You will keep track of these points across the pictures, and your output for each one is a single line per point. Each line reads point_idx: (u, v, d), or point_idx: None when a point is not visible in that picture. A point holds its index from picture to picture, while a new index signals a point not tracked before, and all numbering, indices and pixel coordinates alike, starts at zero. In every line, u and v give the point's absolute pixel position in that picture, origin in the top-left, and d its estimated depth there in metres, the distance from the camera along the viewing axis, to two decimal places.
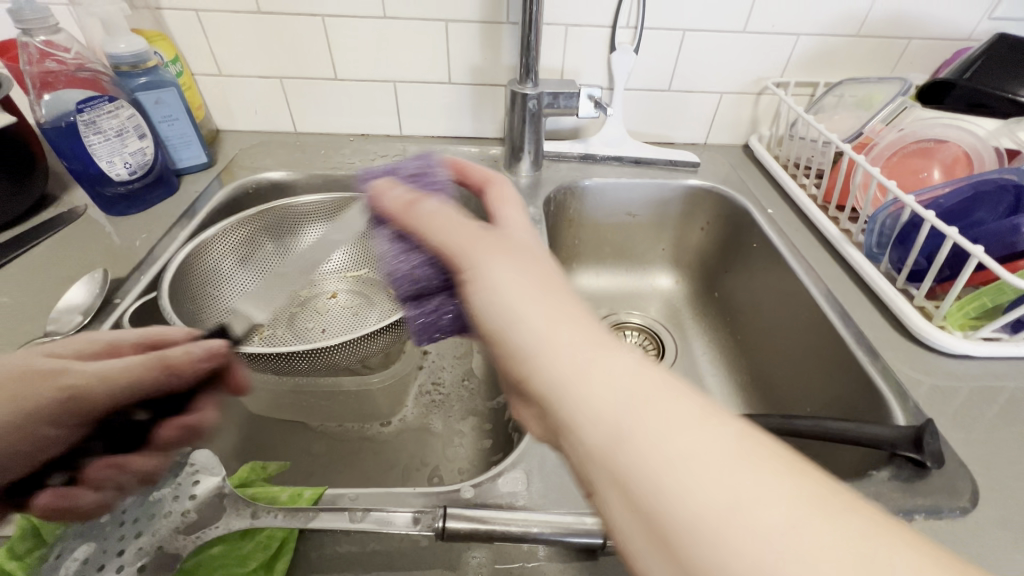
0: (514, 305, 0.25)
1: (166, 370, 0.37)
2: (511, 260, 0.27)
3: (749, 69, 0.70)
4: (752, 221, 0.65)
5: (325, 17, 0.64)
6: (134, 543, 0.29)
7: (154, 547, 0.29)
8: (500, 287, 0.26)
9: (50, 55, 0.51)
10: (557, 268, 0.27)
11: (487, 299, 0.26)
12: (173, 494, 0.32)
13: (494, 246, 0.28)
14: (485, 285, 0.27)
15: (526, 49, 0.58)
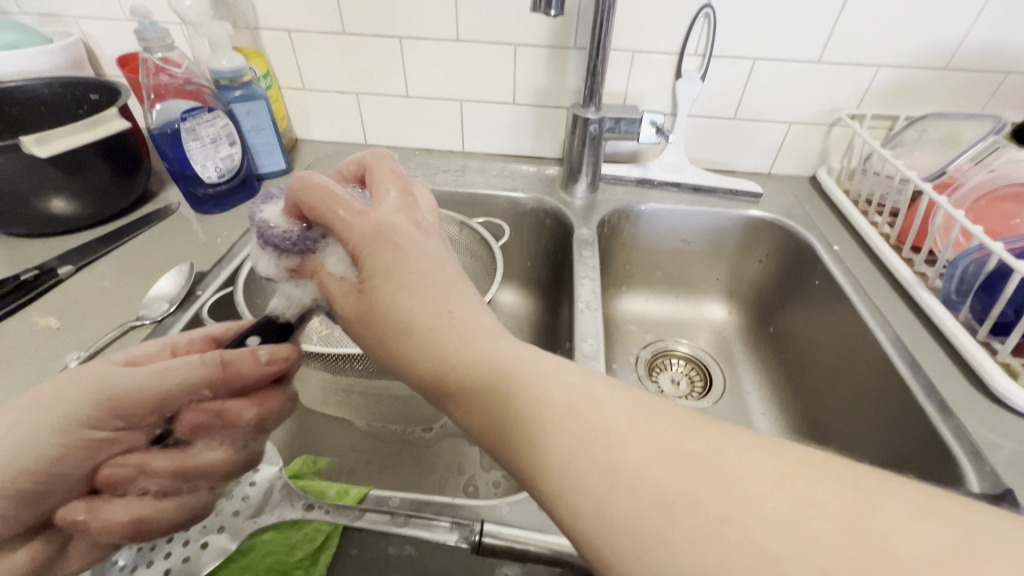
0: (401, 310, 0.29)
1: (229, 379, 0.31)
2: (393, 259, 0.30)
3: (822, 100, 0.68)
4: (816, 257, 0.62)
5: (402, 38, 0.68)
6: (201, 521, 0.33)
7: (218, 526, 0.33)
8: (366, 293, 0.30)
9: (165, 69, 0.57)
10: (422, 257, 0.31)
11: (361, 312, 0.31)
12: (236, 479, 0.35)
13: (378, 248, 0.30)
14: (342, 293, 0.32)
15: (591, 74, 0.59)
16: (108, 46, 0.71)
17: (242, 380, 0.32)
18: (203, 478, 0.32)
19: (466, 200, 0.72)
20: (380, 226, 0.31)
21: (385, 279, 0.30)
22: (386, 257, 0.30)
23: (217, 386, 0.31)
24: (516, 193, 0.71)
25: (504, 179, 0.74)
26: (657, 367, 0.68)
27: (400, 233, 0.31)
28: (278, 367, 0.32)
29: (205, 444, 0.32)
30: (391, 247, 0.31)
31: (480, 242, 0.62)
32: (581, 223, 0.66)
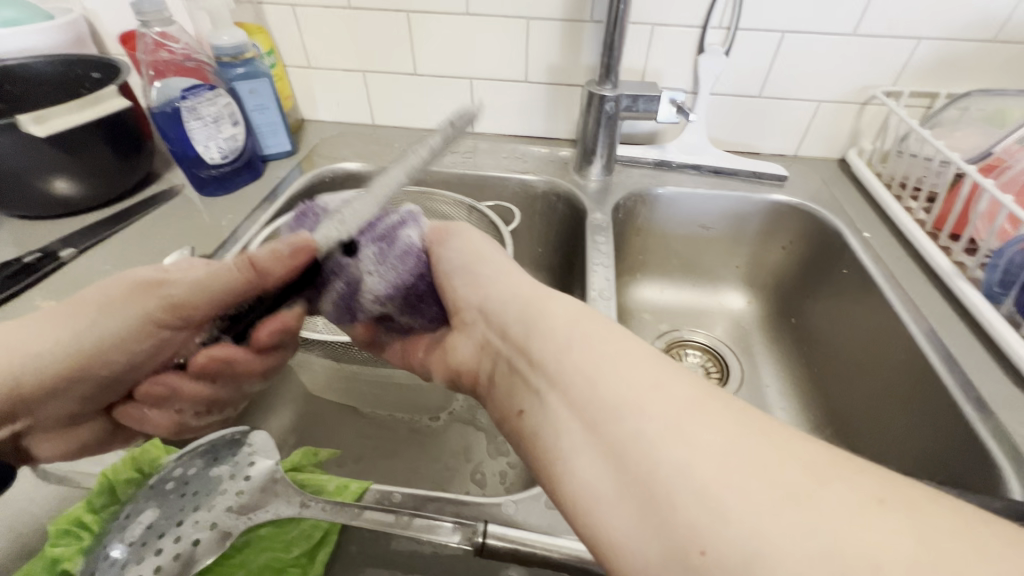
0: (507, 365, 0.30)
1: (261, 280, 0.37)
2: (490, 299, 0.34)
3: (856, 77, 0.64)
4: (845, 244, 0.58)
5: (410, 13, 0.65)
6: (194, 517, 0.30)
7: (211, 522, 0.30)
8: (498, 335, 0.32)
9: (164, 45, 0.55)
10: (505, 292, 0.34)
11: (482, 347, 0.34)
12: (230, 472, 0.32)
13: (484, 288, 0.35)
14: (468, 350, 0.36)
15: (607, 48, 0.56)
16: (111, 23, 0.70)
17: (273, 281, 0.36)
18: (238, 377, 0.41)
19: (476, 184, 0.70)
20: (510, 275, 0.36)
21: (502, 329, 0.32)
22: (499, 290, 0.34)
23: (251, 286, 0.37)
24: (527, 175, 0.68)
25: (515, 161, 0.71)
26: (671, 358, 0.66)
27: (507, 283, 0.35)
28: (298, 263, 0.36)
29: (235, 387, 0.42)
30: (497, 286, 0.35)
31: (490, 226, 0.60)
32: (594, 207, 0.63)
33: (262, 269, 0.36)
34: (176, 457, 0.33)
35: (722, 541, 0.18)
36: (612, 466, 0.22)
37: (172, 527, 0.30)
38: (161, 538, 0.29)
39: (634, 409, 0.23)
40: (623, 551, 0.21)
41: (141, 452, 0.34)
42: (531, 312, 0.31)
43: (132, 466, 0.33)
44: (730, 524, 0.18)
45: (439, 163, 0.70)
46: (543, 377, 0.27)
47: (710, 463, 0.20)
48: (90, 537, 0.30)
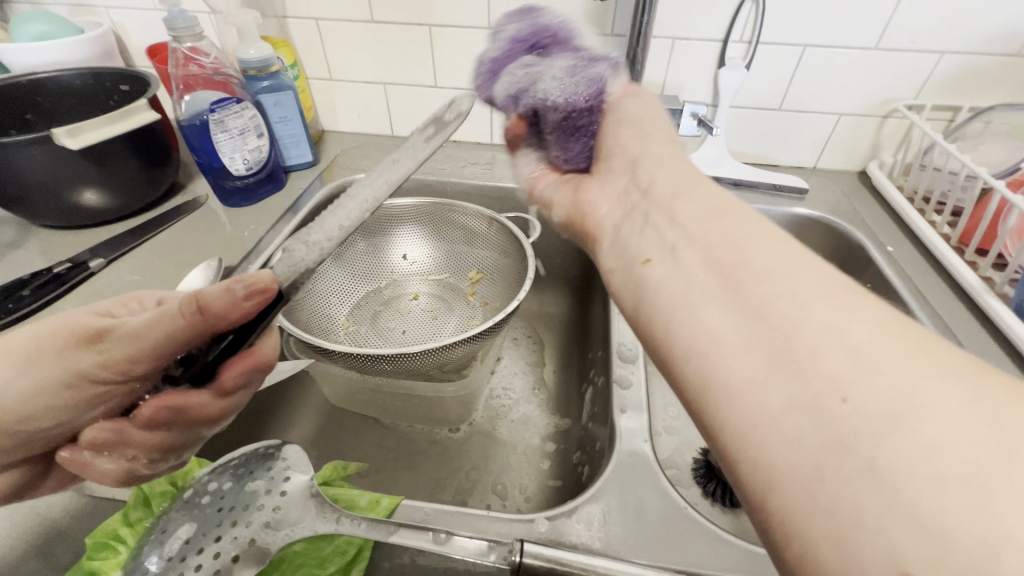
0: (644, 242, 0.29)
1: (213, 321, 0.28)
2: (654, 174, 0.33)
3: (878, 90, 0.63)
4: (869, 258, 0.58)
5: (431, 26, 0.66)
6: (232, 532, 0.30)
7: (249, 538, 0.30)
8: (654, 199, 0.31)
9: (194, 59, 0.55)
10: (676, 179, 0.31)
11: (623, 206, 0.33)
12: (266, 487, 0.32)
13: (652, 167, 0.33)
14: (613, 192, 0.35)
15: (630, 62, 0.56)
16: (138, 35, 0.71)
17: (227, 324, 0.28)
18: (193, 425, 0.32)
19: (496, 195, 0.70)
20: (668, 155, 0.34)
21: (659, 201, 0.31)
22: (668, 173, 0.32)
23: (204, 329, 0.28)
24: None
25: None
26: None
27: (678, 159, 0.33)
28: (258, 301, 0.29)
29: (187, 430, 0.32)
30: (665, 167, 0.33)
31: (510, 239, 0.60)
32: None
33: (218, 309, 0.27)
34: (209, 469, 0.33)
35: (895, 465, 0.17)
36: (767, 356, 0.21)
37: (211, 542, 0.29)
38: (200, 553, 0.29)
39: (809, 309, 0.21)
40: (747, 425, 0.20)
41: (174, 466, 0.34)
42: (708, 204, 0.29)
43: (166, 480, 0.33)
44: (903, 462, 0.16)
45: (459, 174, 0.71)
46: (694, 260, 0.26)
47: (903, 378, 0.18)
48: (125, 550, 0.30)
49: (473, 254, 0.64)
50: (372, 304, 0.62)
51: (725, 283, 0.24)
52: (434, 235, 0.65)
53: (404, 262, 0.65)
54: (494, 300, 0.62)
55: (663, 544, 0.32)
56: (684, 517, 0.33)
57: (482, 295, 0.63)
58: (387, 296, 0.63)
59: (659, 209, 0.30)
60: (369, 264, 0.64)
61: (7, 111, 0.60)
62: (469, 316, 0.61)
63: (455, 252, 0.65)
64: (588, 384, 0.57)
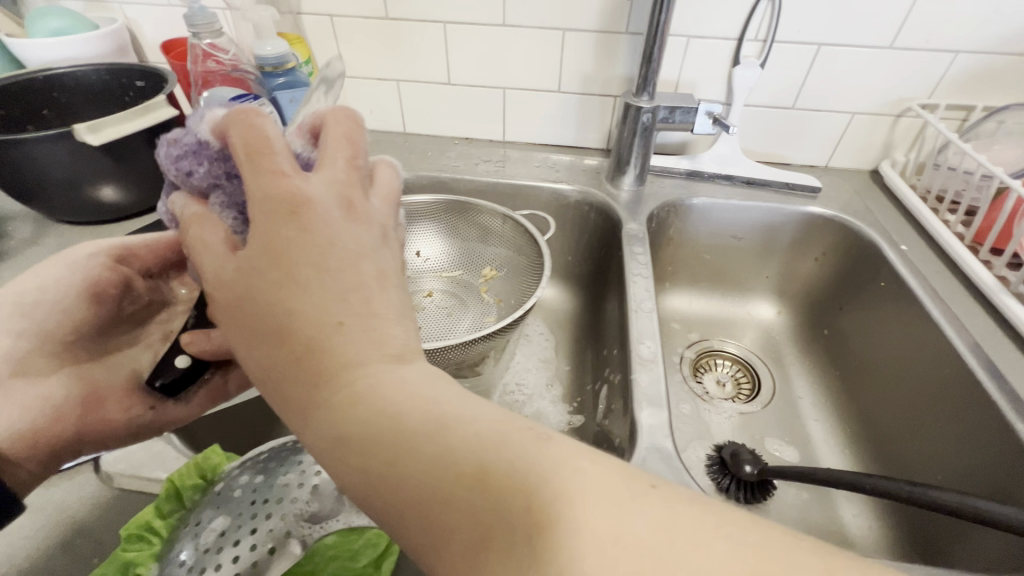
0: (348, 350, 0.23)
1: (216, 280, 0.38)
2: (277, 253, 0.24)
3: (892, 89, 0.64)
4: (882, 257, 0.58)
5: (446, 23, 0.66)
6: (267, 525, 0.32)
7: (284, 530, 0.32)
8: (267, 285, 0.24)
9: (213, 55, 0.56)
10: (333, 247, 0.25)
11: (242, 286, 0.25)
12: (297, 480, 0.33)
13: (278, 228, 0.24)
14: (224, 266, 0.27)
15: (646, 60, 0.57)
16: (152, 32, 0.71)
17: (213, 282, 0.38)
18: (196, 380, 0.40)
19: (509, 193, 0.70)
20: (283, 197, 0.25)
21: (278, 278, 0.24)
22: (268, 236, 0.25)
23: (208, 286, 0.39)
24: (560, 184, 0.68)
25: (546, 170, 0.71)
26: (702, 368, 0.66)
27: (315, 211, 0.25)
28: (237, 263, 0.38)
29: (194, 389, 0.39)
30: (273, 237, 0.25)
31: (525, 237, 0.61)
32: (629, 217, 0.63)
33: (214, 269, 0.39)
34: (239, 463, 0.34)
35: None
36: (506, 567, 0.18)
37: (247, 534, 0.31)
38: (237, 545, 0.31)
39: (542, 483, 0.19)
40: None
41: (203, 459, 0.34)
42: (359, 286, 0.24)
43: (196, 473, 0.33)
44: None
45: (472, 172, 0.71)
46: (417, 476, 0.20)
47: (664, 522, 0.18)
48: (159, 542, 0.30)
49: (487, 251, 0.65)
50: None
51: (446, 454, 0.21)
52: (448, 232, 0.65)
53: (417, 259, 0.65)
54: (508, 297, 0.62)
55: None
56: None
57: (496, 292, 0.63)
58: None
59: (343, 403, 0.23)
60: None
61: (24, 107, 0.60)
62: (484, 313, 0.62)
63: (470, 249, 0.65)
64: (602, 381, 0.57)
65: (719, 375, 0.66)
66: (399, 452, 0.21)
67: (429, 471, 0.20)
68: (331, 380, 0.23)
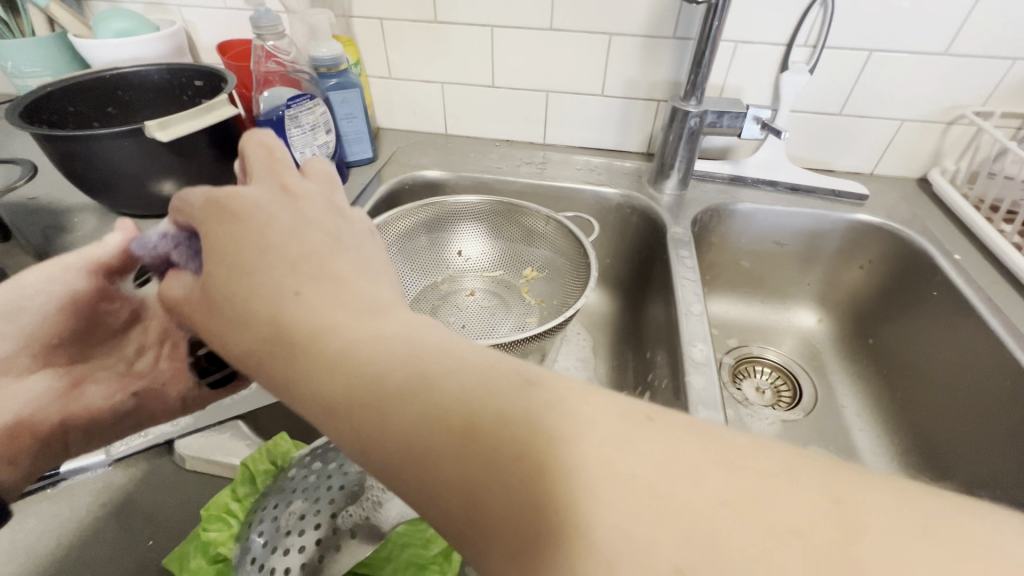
0: (311, 316, 0.23)
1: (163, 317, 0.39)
2: (228, 248, 0.26)
3: (944, 96, 0.63)
4: (934, 266, 0.57)
5: (493, 27, 0.67)
6: (347, 510, 0.31)
7: (363, 517, 0.31)
8: (230, 276, 0.25)
9: (274, 56, 0.57)
10: (272, 226, 0.26)
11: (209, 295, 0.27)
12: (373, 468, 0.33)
13: (219, 226, 0.26)
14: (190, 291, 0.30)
15: (696, 64, 0.57)
16: (208, 34, 0.73)
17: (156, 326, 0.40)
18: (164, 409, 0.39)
19: (551, 195, 0.71)
20: (220, 198, 0.27)
21: (225, 273, 0.25)
22: (213, 238, 0.26)
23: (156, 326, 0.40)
24: (603, 188, 0.69)
25: (588, 173, 0.72)
26: (740, 374, 0.66)
27: (240, 199, 0.27)
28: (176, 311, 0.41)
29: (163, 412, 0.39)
30: (220, 237, 0.26)
31: (569, 239, 0.61)
32: (673, 220, 0.63)
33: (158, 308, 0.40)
34: (308, 448, 0.34)
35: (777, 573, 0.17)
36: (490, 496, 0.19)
37: (326, 518, 0.30)
38: (318, 528, 0.30)
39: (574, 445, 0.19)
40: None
41: (273, 445, 0.35)
42: (305, 253, 0.25)
43: (268, 458, 0.34)
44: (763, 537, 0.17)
45: (514, 174, 0.71)
46: (416, 427, 0.20)
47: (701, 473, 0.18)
48: (238, 524, 0.32)
49: (529, 252, 0.65)
50: (429, 298, 0.63)
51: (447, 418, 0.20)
52: (492, 232, 0.66)
53: (459, 258, 0.66)
54: (550, 298, 0.63)
55: None
56: None
57: (538, 293, 0.64)
58: (444, 292, 0.64)
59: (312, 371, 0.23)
60: (429, 258, 0.65)
61: (91, 104, 0.62)
62: (526, 313, 0.62)
63: (513, 250, 0.66)
64: (645, 385, 0.57)
65: (759, 382, 0.66)
66: (387, 404, 0.21)
67: (406, 418, 0.21)
68: (303, 351, 0.23)
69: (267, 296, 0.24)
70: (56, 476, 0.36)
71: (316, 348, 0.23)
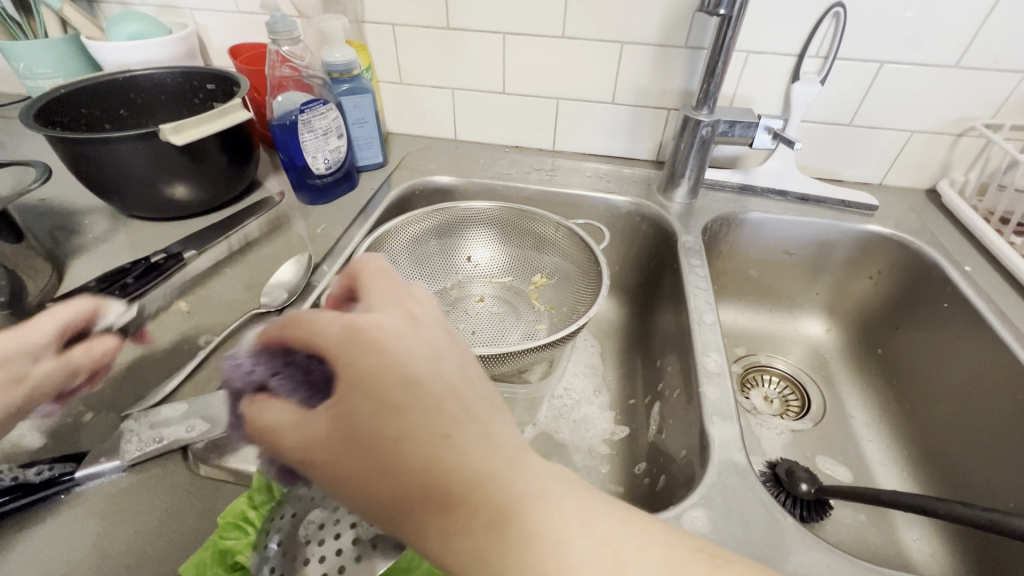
0: (460, 461, 0.24)
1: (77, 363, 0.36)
2: (370, 387, 0.25)
3: (954, 108, 0.63)
4: (946, 278, 0.57)
5: (505, 34, 0.67)
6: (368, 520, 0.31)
7: None
8: (373, 419, 0.25)
9: (288, 61, 0.57)
10: (415, 360, 0.26)
11: (336, 432, 0.25)
12: None
13: (357, 356, 0.26)
14: (285, 416, 0.27)
15: (709, 74, 0.57)
16: (220, 38, 0.74)
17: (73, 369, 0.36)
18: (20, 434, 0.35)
19: (561, 202, 0.71)
20: (357, 328, 0.27)
21: (368, 407, 0.25)
22: (349, 366, 0.26)
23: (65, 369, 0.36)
24: (613, 195, 0.69)
25: (598, 181, 0.72)
26: (749, 383, 0.66)
27: (377, 329, 0.27)
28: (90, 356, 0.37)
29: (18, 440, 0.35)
30: (358, 374, 0.25)
31: (579, 246, 0.61)
32: (684, 229, 0.63)
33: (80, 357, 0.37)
34: None
35: None
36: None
37: (347, 529, 0.30)
38: (339, 539, 0.30)
39: None
40: None
41: None
42: (452, 392, 0.26)
43: None
44: None
45: (524, 180, 0.72)
46: None
47: None
48: (255, 532, 0.31)
49: (540, 259, 0.65)
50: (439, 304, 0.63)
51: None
52: (503, 239, 0.66)
53: (470, 263, 0.66)
54: (560, 305, 0.62)
55: (767, 552, 0.33)
56: (788, 528, 0.34)
57: (547, 300, 0.64)
58: (453, 297, 0.64)
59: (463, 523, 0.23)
60: (440, 263, 0.65)
61: (103, 107, 0.63)
62: (536, 320, 0.62)
63: (524, 257, 0.66)
64: (655, 395, 0.57)
65: (767, 391, 0.66)
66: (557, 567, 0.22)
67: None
68: (455, 503, 0.23)
69: (423, 437, 0.24)
70: (69, 482, 0.35)
71: (469, 498, 0.23)
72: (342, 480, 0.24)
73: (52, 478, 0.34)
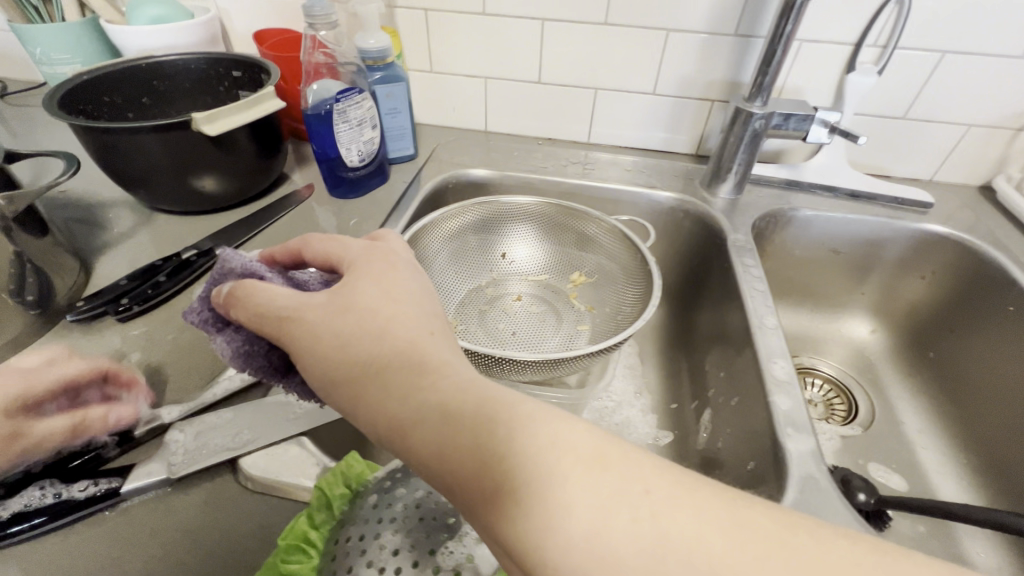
0: (438, 353, 0.30)
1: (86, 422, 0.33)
2: (381, 285, 0.32)
3: (1017, 101, 0.60)
4: (1011, 280, 0.55)
5: (544, 20, 0.64)
6: (446, 547, 0.29)
7: (464, 555, 0.29)
8: (373, 302, 0.31)
9: (323, 47, 0.55)
10: (412, 285, 0.33)
11: (330, 309, 0.31)
12: None
13: (371, 266, 0.33)
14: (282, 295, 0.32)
15: (765, 64, 0.54)
16: (243, 22, 0.70)
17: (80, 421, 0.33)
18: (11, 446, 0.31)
19: (600, 197, 0.68)
20: (374, 247, 0.35)
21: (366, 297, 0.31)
22: (363, 272, 0.33)
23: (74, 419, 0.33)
24: (654, 191, 0.66)
25: (637, 175, 0.69)
26: None
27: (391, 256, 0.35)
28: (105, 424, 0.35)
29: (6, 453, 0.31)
30: (371, 272, 0.33)
31: (623, 243, 0.59)
32: (731, 227, 0.60)
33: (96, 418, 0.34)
34: (385, 472, 0.33)
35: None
36: (494, 499, 0.24)
37: (422, 555, 0.29)
38: (416, 566, 0.28)
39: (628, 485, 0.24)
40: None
41: (347, 467, 0.33)
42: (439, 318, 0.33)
43: (343, 481, 0.32)
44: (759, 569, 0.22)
45: (560, 174, 0.69)
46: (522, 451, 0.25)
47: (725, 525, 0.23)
48: (317, 555, 0.29)
49: (580, 257, 0.63)
50: (476, 302, 0.60)
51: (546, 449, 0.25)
52: (543, 236, 0.64)
53: (507, 261, 0.64)
54: (601, 305, 0.60)
55: None
56: None
57: (587, 299, 0.61)
58: (490, 295, 0.61)
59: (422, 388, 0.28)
60: (477, 260, 0.63)
61: (126, 95, 0.60)
62: (578, 321, 0.59)
63: (564, 254, 0.64)
64: (703, 399, 0.55)
65: (812, 394, 0.63)
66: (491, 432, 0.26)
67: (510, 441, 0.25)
68: (426, 373, 0.28)
69: (413, 330, 0.30)
70: (116, 497, 0.33)
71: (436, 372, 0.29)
72: (325, 340, 0.30)
73: (98, 493, 0.32)
